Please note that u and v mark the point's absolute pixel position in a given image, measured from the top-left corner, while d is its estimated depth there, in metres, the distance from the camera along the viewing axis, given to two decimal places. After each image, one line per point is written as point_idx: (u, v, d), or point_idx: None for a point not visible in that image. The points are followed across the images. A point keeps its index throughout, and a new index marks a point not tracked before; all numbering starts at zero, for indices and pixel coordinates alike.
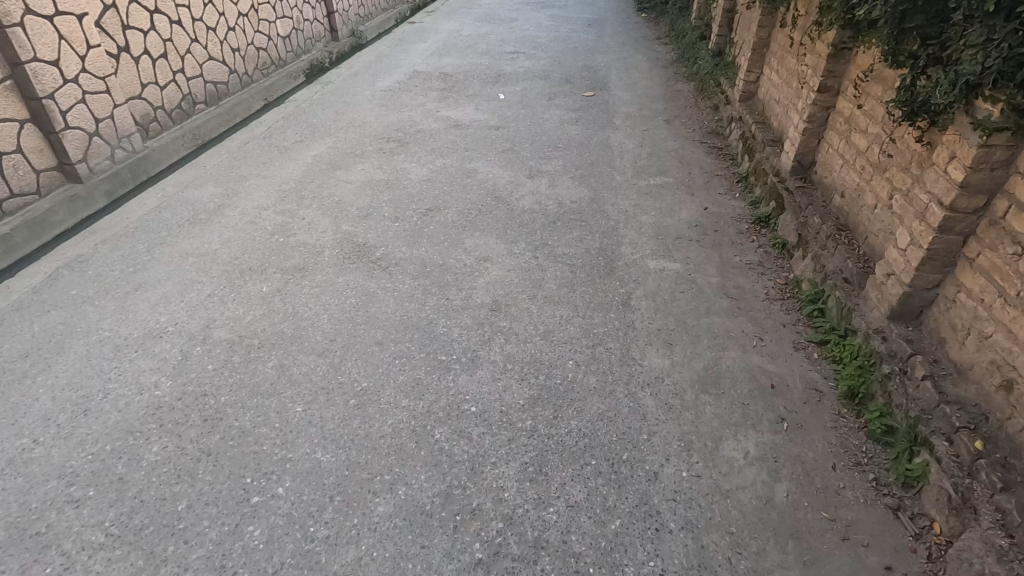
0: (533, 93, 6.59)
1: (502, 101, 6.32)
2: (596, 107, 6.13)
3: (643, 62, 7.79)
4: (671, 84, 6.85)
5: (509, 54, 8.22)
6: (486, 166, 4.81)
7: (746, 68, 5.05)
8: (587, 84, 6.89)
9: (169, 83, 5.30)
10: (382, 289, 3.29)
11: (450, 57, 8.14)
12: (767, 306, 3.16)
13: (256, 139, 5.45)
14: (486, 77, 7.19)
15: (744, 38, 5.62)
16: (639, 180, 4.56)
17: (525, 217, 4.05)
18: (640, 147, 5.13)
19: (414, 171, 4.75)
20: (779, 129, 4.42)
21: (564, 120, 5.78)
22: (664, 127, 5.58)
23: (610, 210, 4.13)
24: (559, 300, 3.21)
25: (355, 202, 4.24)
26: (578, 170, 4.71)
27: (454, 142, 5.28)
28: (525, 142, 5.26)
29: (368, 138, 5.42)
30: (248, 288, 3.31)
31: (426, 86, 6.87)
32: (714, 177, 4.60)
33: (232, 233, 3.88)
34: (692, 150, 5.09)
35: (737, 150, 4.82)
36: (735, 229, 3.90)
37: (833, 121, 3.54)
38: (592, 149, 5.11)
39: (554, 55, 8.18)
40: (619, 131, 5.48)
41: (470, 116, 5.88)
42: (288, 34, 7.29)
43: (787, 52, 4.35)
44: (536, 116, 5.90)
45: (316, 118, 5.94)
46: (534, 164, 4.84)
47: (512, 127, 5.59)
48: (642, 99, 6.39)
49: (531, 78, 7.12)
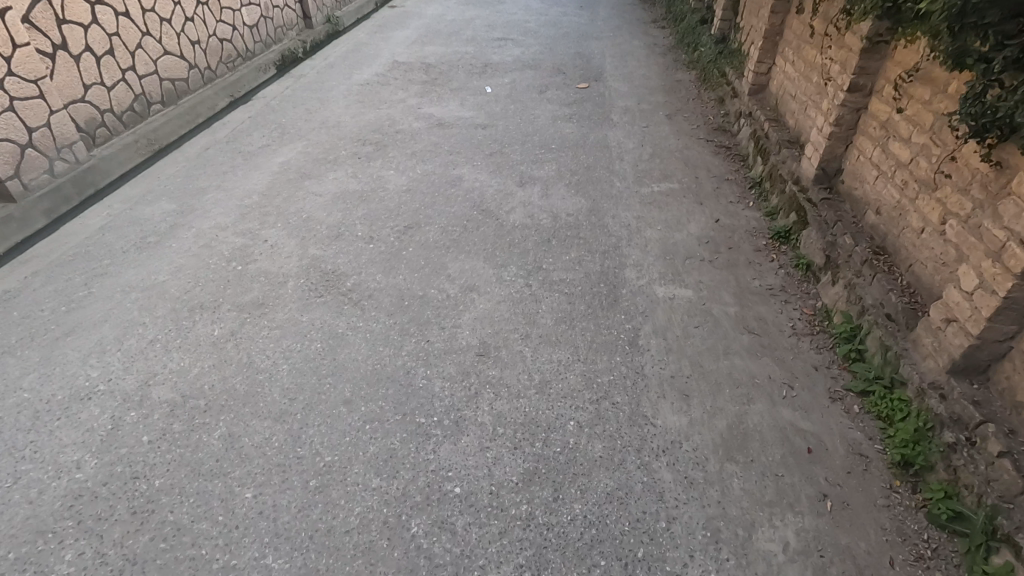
0: (522, 85, 6.09)
1: (489, 95, 5.82)
2: (592, 101, 5.64)
3: (640, 48, 7.28)
4: (671, 73, 6.35)
5: (497, 41, 7.68)
6: (472, 173, 4.34)
7: (756, 59, 4.59)
8: (581, 74, 6.38)
9: (118, 82, 4.77)
10: (351, 331, 2.86)
11: (434, 45, 7.58)
12: (794, 343, 2.76)
13: (218, 143, 4.95)
14: (471, 67, 6.67)
15: (753, 24, 5.14)
16: (641, 186, 4.11)
17: (516, 234, 3.61)
18: (641, 148, 4.67)
19: (392, 180, 4.27)
20: (797, 128, 3.98)
21: (557, 116, 5.30)
22: (666, 123, 5.12)
23: (610, 224, 3.69)
24: (556, 339, 2.79)
25: (326, 219, 3.77)
26: (573, 177, 4.25)
27: (436, 144, 4.80)
28: (515, 142, 4.79)
29: (342, 140, 4.92)
30: (195, 332, 2.86)
31: (407, 79, 6.33)
32: (725, 182, 4.16)
33: (184, 260, 3.42)
34: (697, 150, 4.64)
35: (748, 150, 4.38)
36: (750, 245, 3.47)
37: (864, 125, 3.12)
38: (588, 150, 4.65)
39: (545, 41, 7.65)
40: (617, 129, 5.01)
41: (455, 113, 5.39)
42: (255, 23, 6.72)
43: (807, 42, 3.89)
44: (527, 111, 5.41)
45: (286, 117, 5.42)
46: (524, 169, 4.38)
47: (500, 126, 5.11)
48: (641, 90, 5.90)
49: (521, 68, 6.61)
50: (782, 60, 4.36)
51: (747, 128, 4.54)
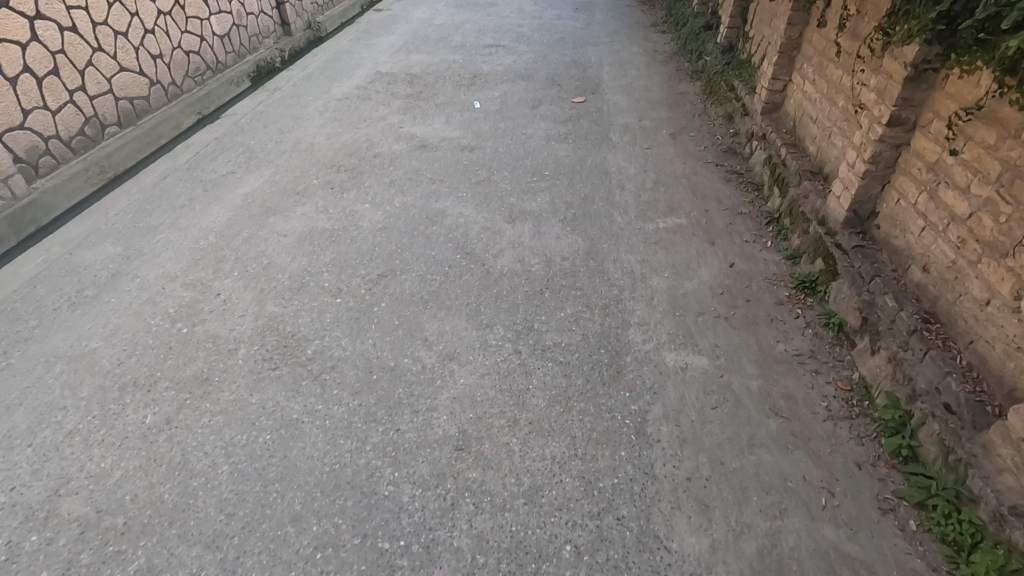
0: (513, 99, 5.65)
1: (478, 111, 5.37)
2: (589, 117, 5.19)
3: (640, 56, 6.82)
4: (674, 85, 5.90)
5: (488, 48, 7.22)
6: (457, 206, 3.90)
7: (771, 75, 4.15)
8: (577, 86, 5.94)
9: (65, 104, 4.31)
10: (308, 416, 2.43)
11: (420, 53, 7.12)
12: (831, 428, 2.34)
13: (178, 170, 4.49)
14: (459, 78, 6.22)
15: (765, 34, 4.69)
16: (645, 222, 3.68)
17: (504, 284, 3.18)
18: (643, 174, 4.24)
19: (367, 214, 3.83)
20: (820, 157, 3.55)
21: (551, 136, 4.86)
22: (670, 144, 4.68)
23: (610, 270, 3.26)
24: (549, 426, 2.37)
25: (289, 266, 3.33)
26: (569, 210, 3.81)
27: (418, 170, 4.36)
28: (504, 168, 4.35)
29: (315, 166, 4.46)
30: (123, 420, 2.43)
31: (390, 92, 5.88)
32: (738, 216, 3.73)
33: (122, 320, 2.97)
34: (706, 177, 4.20)
35: (763, 178, 3.95)
36: (772, 297, 3.05)
37: (905, 163, 2.69)
38: (585, 176, 4.21)
39: (539, 48, 7.20)
40: (617, 151, 4.57)
41: (440, 133, 4.94)
42: (226, 32, 6.25)
43: (831, 60, 3.46)
44: (518, 130, 4.96)
45: (256, 139, 4.96)
46: (515, 201, 3.94)
47: (489, 148, 4.67)
48: (642, 104, 5.45)
49: (513, 79, 6.16)
50: (801, 78, 3.92)
51: (761, 152, 4.10)
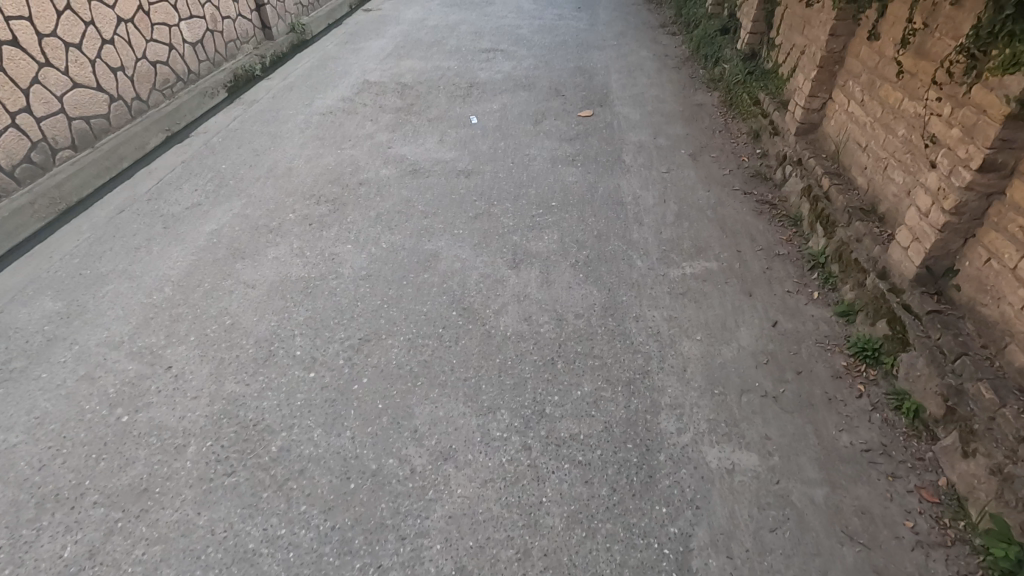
0: (514, 113, 5.14)
1: (475, 128, 4.87)
2: (598, 135, 4.69)
3: (650, 61, 6.30)
4: (689, 95, 5.40)
5: (485, 53, 6.70)
6: (452, 246, 3.41)
7: (808, 92, 3.66)
8: (584, 97, 5.43)
9: (6, 129, 3.80)
10: (268, 546, 1.95)
11: (412, 59, 6.59)
12: (922, 562, 1.88)
13: (137, 201, 3.98)
14: (455, 88, 5.71)
15: (795, 43, 4.19)
16: (670, 268, 3.19)
17: (508, 352, 2.69)
18: (663, 205, 3.75)
19: (349, 258, 3.34)
20: (873, 193, 3.07)
21: (556, 157, 4.36)
22: (690, 167, 4.19)
23: (633, 332, 2.78)
24: (569, 560, 1.90)
25: (255, 329, 2.84)
26: (581, 252, 3.33)
27: (408, 201, 3.87)
28: (506, 198, 3.86)
29: (292, 196, 3.96)
30: (35, 554, 1.94)
31: (378, 105, 5.36)
32: (775, 258, 3.25)
33: (50, 404, 2.48)
34: (734, 208, 3.71)
35: (802, 212, 3.46)
36: (826, 367, 2.58)
37: (1000, 217, 2.22)
38: (597, 209, 3.73)
39: (540, 53, 6.68)
40: (631, 176, 4.08)
41: (434, 155, 4.44)
42: (199, 39, 5.71)
43: (890, 81, 2.96)
44: (520, 151, 4.46)
45: (228, 162, 4.44)
46: (518, 240, 3.46)
47: (488, 173, 4.17)
48: (656, 118, 4.95)
49: (513, 89, 5.65)
50: (844, 96, 3.44)
51: (797, 181, 3.61)
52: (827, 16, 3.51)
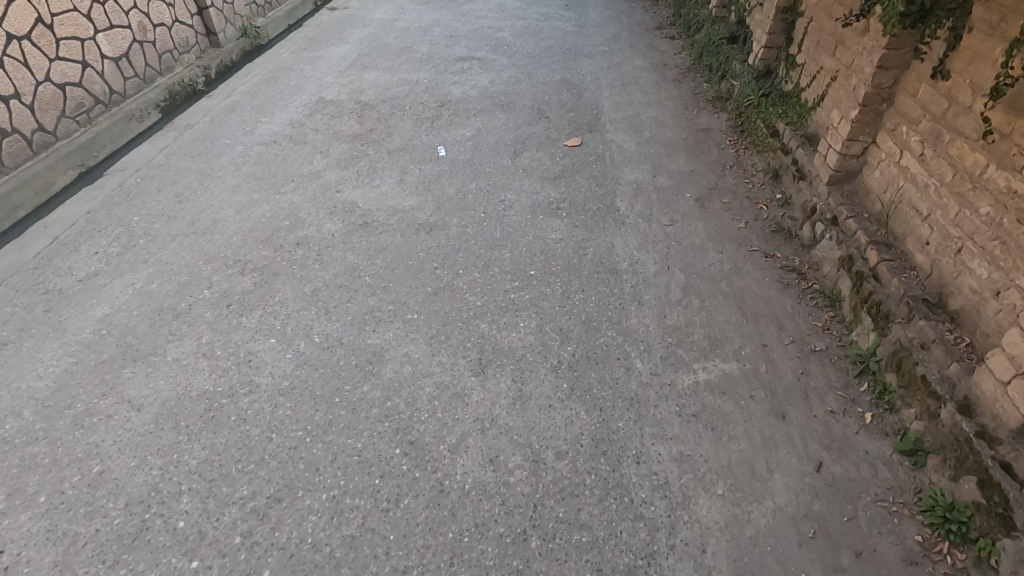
0: (489, 141, 4.40)
1: (443, 162, 4.13)
2: (587, 172, 3.96)
3: (646, 71, 5.55)
4: (692, 117, 4.67)
5: (460, 61, 5.92)
6: (403, 340, 2.70)
7: (845, 135, 2.95)
8: (570, 120, 4.69)
9: None
10: None
11: (377, 70, 5.81)
12: None
13: (20, 269, 3.23)
14: (423, 108, 4.95)
15: (824, 66, 3.47)
16: (678, 373, 2.51)
17: (465, 519, 2.00)
18: (666, 275, 3.05)
19: (271, 359, 2.62)
20: (941, 280, 2.39)
21: (537, 204, 3.65)
22: (697, 217, 3.49)
23: (632, 483, 2.10)
24: None
25: (129, 483, 2.13)
26: (565, 349, 2.64)
27: (353, 270, 3.15)
28: (474, 266, 3.15)
29: (211, 263, 3.22)
30: None
31: (332, 133, 4.60)
32: (812, 356, 2.57)
33: None
34: (754, 278, 3.02)
35: (841, 290, 2.77)
36: (894, 543, 1.91)
37: None
38: (585, 281, 3.02)
39: (522, 61, 5.91)
40: (627, 233, 3.37)
41: (391, 201, 3.71)
42: (123, 52, 4.91)
43: (968, 139, 2.27)
44: (495, 195, 3.74)
45: (142, 213, 3.69)
46: (486, 330, 2.75)
47: (454, 227, 3.45)
48: (655, 149, 4.22)
49: (491, 110, 4.90)
50: (895, 145, 2.73)
51: (833, 247, 2.92)
52: (871, 40, 2.80)
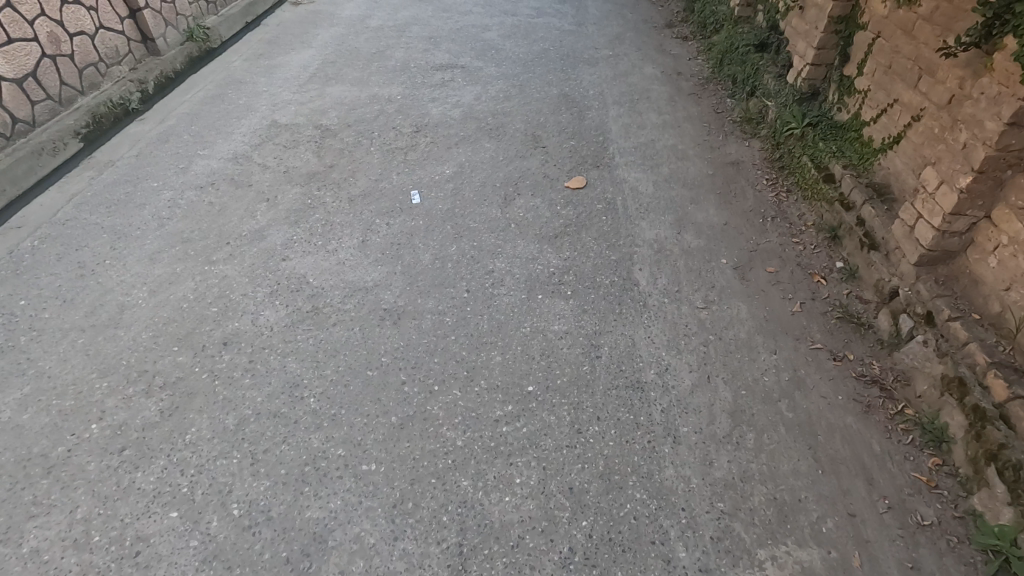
0: (473, 181, 3.61)
1: (416, 214, 3.35)
2: (595, 228, 3.20)
3: (657, 82, 4.74)
4: (718, 145, 3.90)
5: (439, 70, 5.07)
6: (355, 511, 1.97)
7: (949, 208, 2.21)
8: (571, 150, 3.90)
9: None
10: None
11: (342, 81, 4.97)
12: None
13: None
14: (393, 135, 4.14)
15: (901, 99, 2.72)
16: (739, 569, 1.80)
17: None
18: (707, 392, 2.32)
19: (167, 550, 1.88)
20: None
21: (533, 276, 2.89)
22: (739, 296, 2.75)
23: None
24: None
25: None
26: (578, 526, 1.92)
27: (295, 386, 2.39)
28: (452, 378, 2.40)
29: (107, 377, 2.45)
30: None
31: (283, 172, 3.79)
32: (920, 534, 1.87)
33: None
34: (823, 394, 2.30)
35: (949, 425, 2.06)
36: None
37: None
38: (600, 404, 2.29)
39: (513, 69, 5.07)
40: (650, 323, 2.63)
41: (349, 274, 2.94)
42: (28, 71, 4.04)
43: None
44: (480, 264, 2.97)
45: (30, 293, 2.90)
46: (469, 491, 2.02)
47: (428, 315, 2.69)
48: (676, 192, 3.45)
49: (475, 137, 4.09)
50: None
51: (931, 358, 2.21)
52: (994, 83, 2.05)
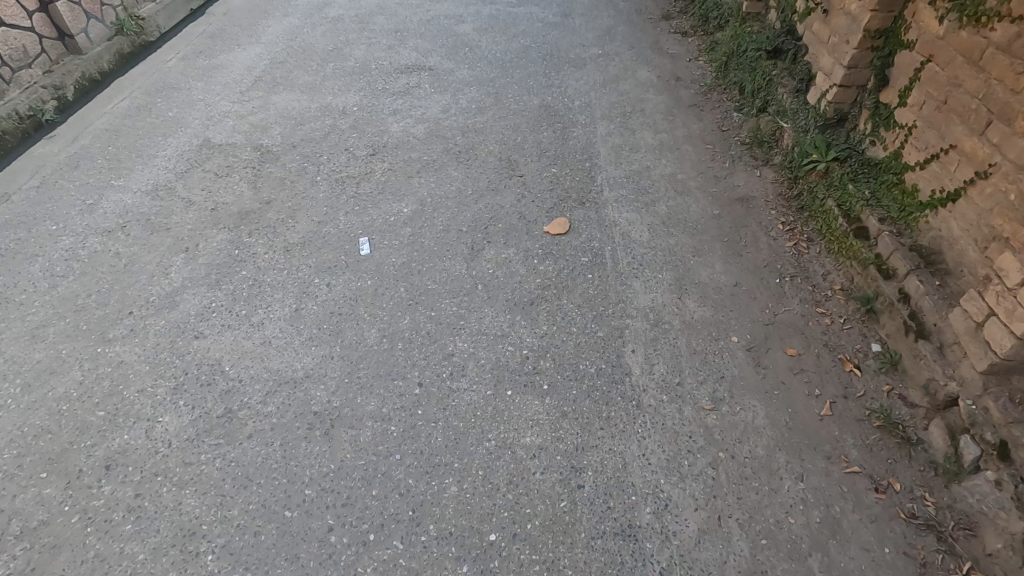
0: (435, 224, 3.03)
1: (364, 271, 2.78)
2: (578, 292, 2.64)
3: (653, 91, 4.12)
4: (724, 174, 3.33)
5: (403, 74, 4.41)
6: None
7: None
8: (553, 181, 3.31)
9: None
10: None
11: (291, 87, 4.30)
12: None
13: None
14: (345, 161, 3.54)
15: (963, 147, 2.17)
16: None
17: None
18: (718, 543, 1.82)
19: None
20: None
21: (502, 362, 2.35)
22: (754, 392, 2.23)
23: None
24: None
25: None
26: None
27: (189, 536, 1.86)
28: (393, 522, 1.88)
29: None
30: None
31: (209, 210, 3.19)
32: None
33: None
34: (865, 546, 1.80)
35: None
36: None
37: None
38: (581, 563, 1.78)
39: (488, 72, 4.42)
40: (645, 433, 2.11)
41: (275, 360, 2.39)
42: None
43: None
44: (437, 345, 2.42)
45: None
46: None
47: (369, 422, 2.15)
48: (676, 240, 2.90)
49: (441, 163, 3.49)
50: None
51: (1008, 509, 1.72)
52: None
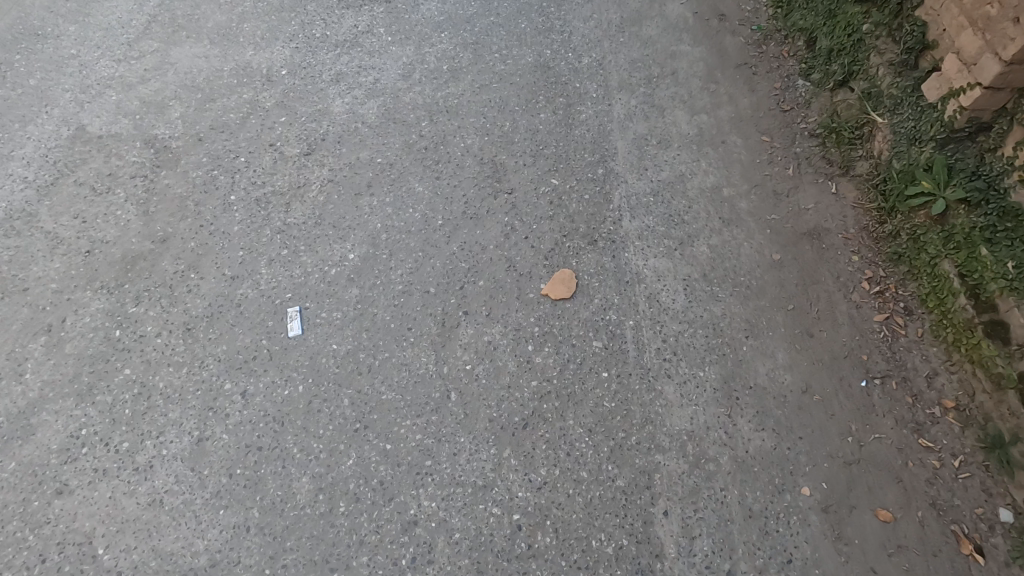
0: (392, 281, 2.21)
1: (293, 368, 2.01)
2: (589, 407, 1.91)
3: (688, 37, 3.02)
4: (787, 187, 2.42)
5: (349, 8, 3.22)
6: None
7: None
8: (553, 203, 2.42)
9: None
10: None
11: (197, 32, 3.14)
12: None
13: None
14: (270, 166, 2.58)
15: None
16: None
17: None
18: None
19: None
20: None
21: (483, 537, 1.70)
22: None
23: None
24: None
25: None
26: None
27: None
28: None
29: None
30: None
31: (82, 255, 2.32)
32: None
33: None
34: None
35: None
36: None
37: None
38: None
39: (465, 4, 3.23)
40: None
41: (168, 535, 1.72)
42: None
43: None
44: (393, 506, 1.75)
45: None
46: None
47: None
48: (724, 311, 2.11)
49: (401, 170, 2.55)
50: None
51: None
52: None
